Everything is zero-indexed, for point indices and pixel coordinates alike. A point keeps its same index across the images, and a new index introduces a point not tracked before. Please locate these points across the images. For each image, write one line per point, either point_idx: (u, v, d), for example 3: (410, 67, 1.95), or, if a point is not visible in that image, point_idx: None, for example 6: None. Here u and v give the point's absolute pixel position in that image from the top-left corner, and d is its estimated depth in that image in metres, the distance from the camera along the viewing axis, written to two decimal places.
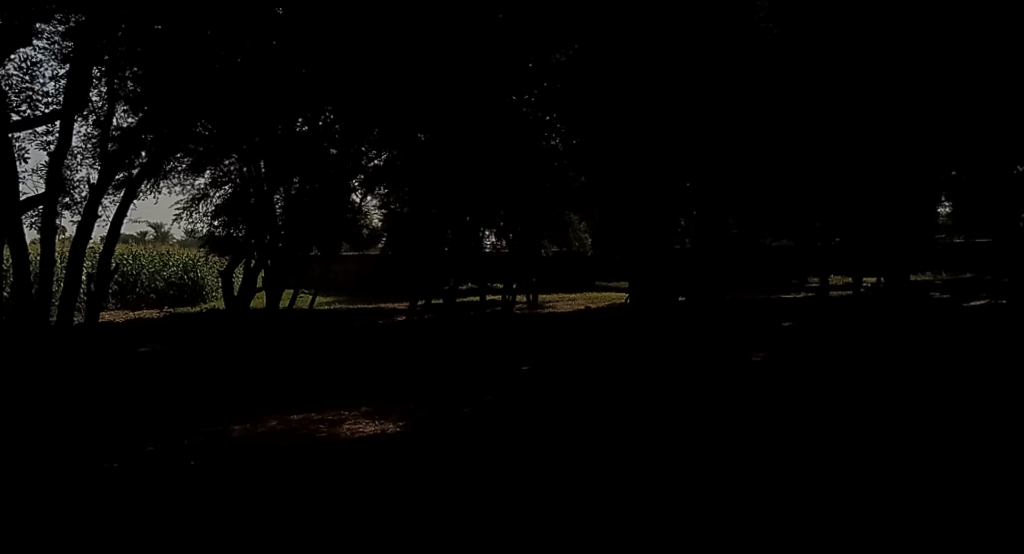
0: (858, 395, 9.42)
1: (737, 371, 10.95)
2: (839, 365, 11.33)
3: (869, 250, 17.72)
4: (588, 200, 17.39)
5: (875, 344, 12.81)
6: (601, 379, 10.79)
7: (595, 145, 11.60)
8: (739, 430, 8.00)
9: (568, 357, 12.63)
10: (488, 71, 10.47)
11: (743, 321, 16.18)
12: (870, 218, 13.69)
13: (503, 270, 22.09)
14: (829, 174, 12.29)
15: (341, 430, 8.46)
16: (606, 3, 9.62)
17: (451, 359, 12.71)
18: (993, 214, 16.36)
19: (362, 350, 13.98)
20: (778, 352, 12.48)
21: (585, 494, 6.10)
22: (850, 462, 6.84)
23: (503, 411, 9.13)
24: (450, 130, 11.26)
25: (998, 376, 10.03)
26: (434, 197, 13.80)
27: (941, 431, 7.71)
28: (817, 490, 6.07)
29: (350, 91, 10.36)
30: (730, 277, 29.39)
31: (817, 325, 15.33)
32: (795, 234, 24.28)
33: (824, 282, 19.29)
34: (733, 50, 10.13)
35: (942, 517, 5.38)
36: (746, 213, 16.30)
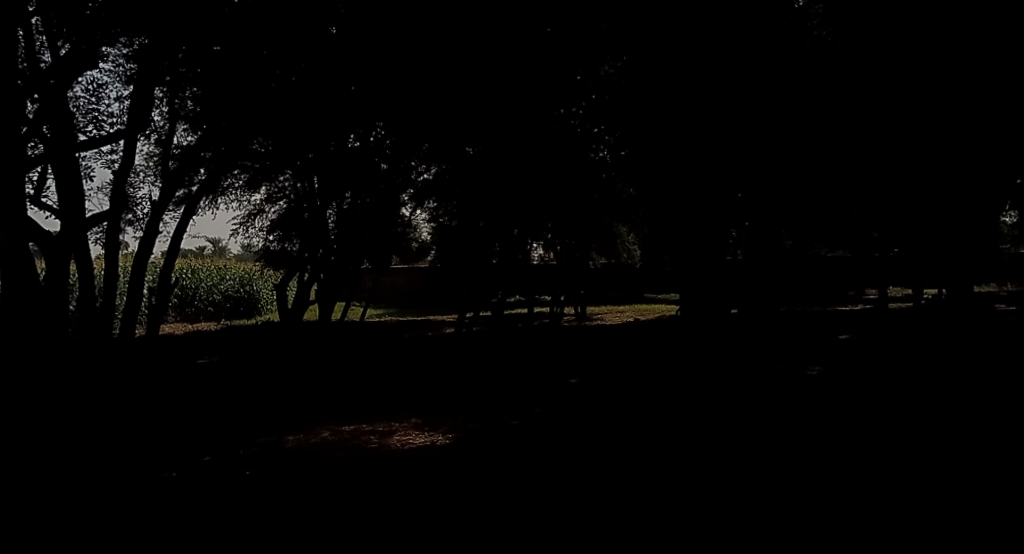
0: (914, 408, 9.17)
1: (790, 385, 10.72)
2: (897, 378, 11.00)
3: (930, 261, 17.18)
4: (637, 211, 17.24)
5: (935, 357, 12.40)
6: (652, 393, 10.66)
7: (643, 156, 11.56)
8: (791, 444, 7.84)
9: (617, 369, 12.53)
10: (537, 86, 10.50)
11: (797, 334, 15.81)
12: (929, 228, 13.27)
13: (551, 282, 22.10)
14: (886, 185, 11.94)
15: (391, 441, 8.53)
16: (652, 12, 9.59)
17: (500, 371, 12.72)
18: None
19: (412, 362, 14.09)
20: (834, 366, 12.15)
21: (636, 506, 6.07)
22: (905, 475, 6.69)
23: (552, 424, 9.10)
24: (498, 143, 11.30)
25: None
26: (482, 210, 13.84)
27: (1004, 446, 7.43)
28: (880, 508, 5.88)
29: (401, 107, 10.48)
30: (783, 289, 28.75)
31: (877, 338, 14.88)
32: (849, 243, 23.70)
33: (882, 294, 18.74)
34: (778, 57, 10.11)
35: (1006, 535, 5.22)
36: (799, 223, 15.97)
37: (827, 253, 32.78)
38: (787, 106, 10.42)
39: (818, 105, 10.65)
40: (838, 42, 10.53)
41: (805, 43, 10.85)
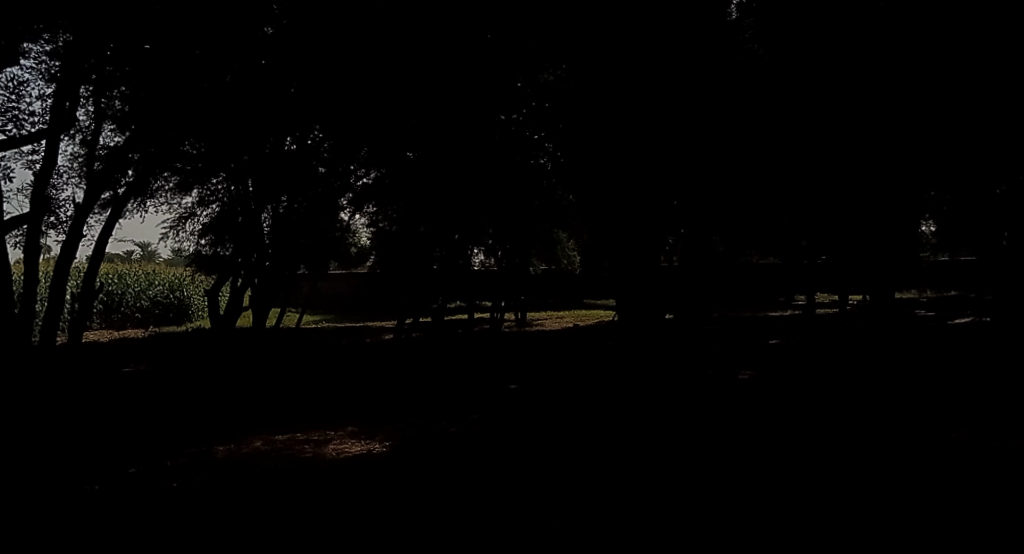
0: (841, 412, 9.46)
1: (722, 390, 10.96)
2: (824, 382, 11.36)
3: (855, 269, 17.82)
4: (576, 217, 17.38)
5: (859, 361, 12.84)
6: (589, 398, 10.74)
7: (582, 163, 11.68)
8: (724, 447, 8.00)
9: (555, 375, 12.60)
10: (478, 93, 10.48)
11: (730, 339, 16.18)
12: (855, 238, 13.75)
13: (491, 288, 22.15)
14: (814, 197, 12.33)
15: (326, 450, 8.39)
16: (592, 20, 9.69)
17: (439, 378, 12.66)
18: (977, 231, 16.41)
19: (350, 369, 13.90)
20: (765, 370, 12.47)
21: (574, 511, 6.12)
22: (833, 476, 6.91)
23: (490, 430, 9.09)
24: (438, 148, 11.26)
25: (969, 392, 10.14)
26: (423, 216, 13.75)
27: (924, 447, 7.74)
28: (809, 509, 6.05)
29: (338, 110, 10.39)
30: (716, 295, 29.42)
31: (804, 343, 15.36)
32: (779, 251, 24.45)
33: (810, 299, 19.36)
34: (714, 69, 10.33)
35: (923, 532, 5.45)
36: (732, 231, 16.36)
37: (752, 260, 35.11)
38: (722, 116, 10.61)
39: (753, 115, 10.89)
40: (770, 55, 10.82)
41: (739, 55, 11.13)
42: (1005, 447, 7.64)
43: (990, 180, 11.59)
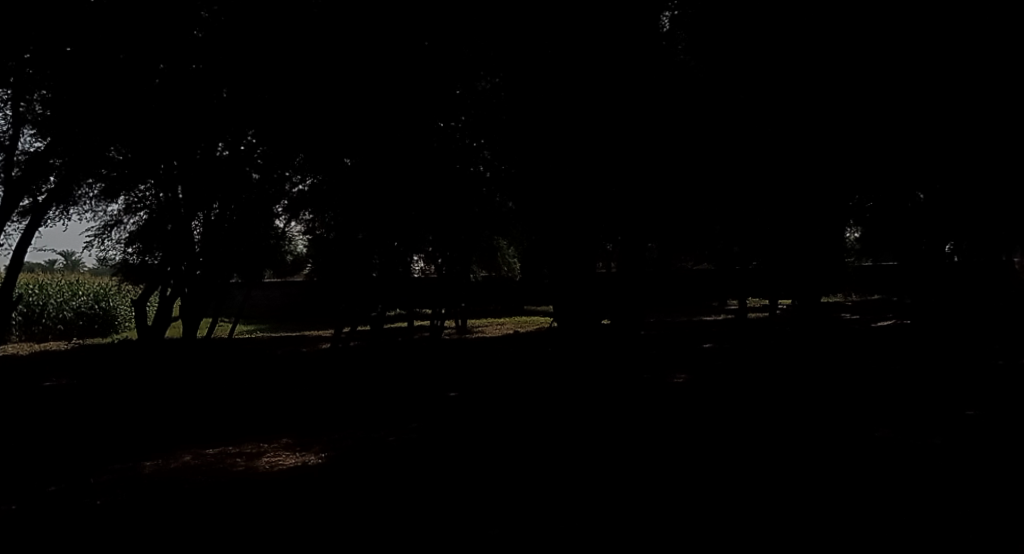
0: (773, 414, 9.71)
1: (659, 394, 11.14)
2: (756, 385, 11.65)
3: (784, 274, 18.34)
4: (515, 224, 17.43)
5: (789, 363, 13.22)
6: (528, 404, 10.78)
7: (520, 171, 11.74)
8: (660, 450, 8.13)
9: (494, 382, 12.62)
10: (416, 99, 10.42)
11: (666, 343, 16.46)
12: (783, 245, 14.14)
13: (431, 295, 22.05)
14: (745, 205, 12.64)
15: (259, 463, 8.22)
16: (527, 24, 9.76)
17: (377, 387, 12.52)
18: (897, 236, 17.09)
19: (286, 380, 13.63)
20: (700, 373, 12.74)
21: (511, 520, 6.13)
22: (764, 477, 7.08)
23: (428, 438, 9.04)
24: (377, 155, 11.16)
25: (892, 392, 10.53)
26: (360, 224, 13.53)
27: (850, 446, 8.00)
28: (742, 512, 6.17)
29: (274, 114, 10.24)
30: (653, 300, 29.91)
31: (737, 346, 15.74)
32: (713, 256, 24.96)
33: (742, 304, 19.83)
34: (650, 79, 10.50)
35: (847, 530, 5.65)
36: (667, 237, 16.66)
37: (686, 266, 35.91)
38: (660, 125, 10.74)
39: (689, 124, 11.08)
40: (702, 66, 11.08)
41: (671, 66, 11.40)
42: (925, 445, 7.94)
43: (911, 188, 12.07)
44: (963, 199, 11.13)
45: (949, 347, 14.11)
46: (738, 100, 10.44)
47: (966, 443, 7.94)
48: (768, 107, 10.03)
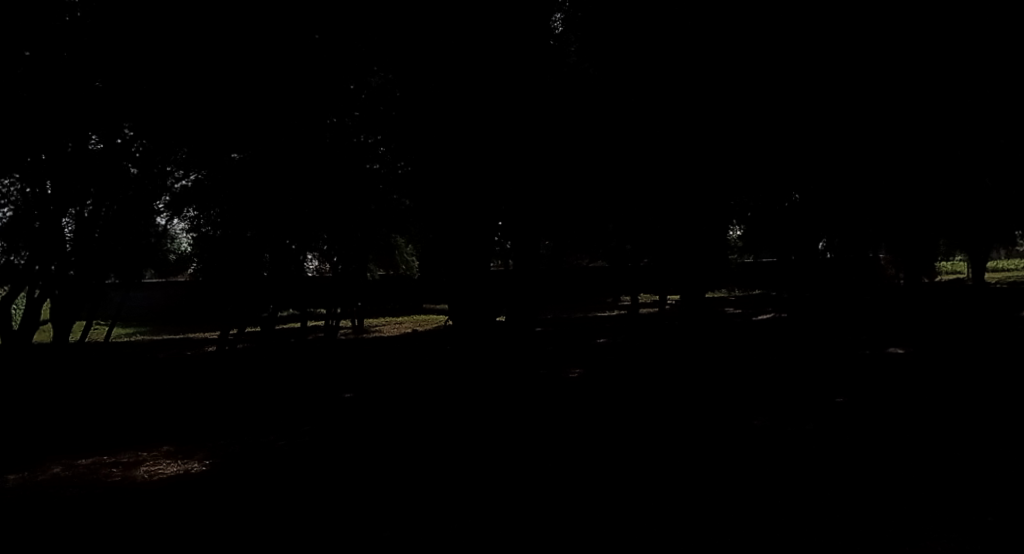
0: (662, 407, 10.04)
1: (554, 390, 11.32)
2: (646, 379, 12.02)
3: (673, 271, 19.03)
4: (412, 222, 17.24)
5: (676, 357, 13.74)
6: (424, 403, 10.72)
7: (418, 168, 11.65)
8: (553, 446, 8.26)
9: (390, 381, 12.48)
10: (307, 93, 10.17)
11: (562, 339, 16.74)
12: (673, 243, 14.62)
13: (326, 294, 21.61)
14: (635, 204, 13.00)
15: (138, 472, 7.81)
16: (418, 14, 9.62)
17: (268, 390, 12.16)
18: (777, 234, 18.04)
19: (170, 385, 13.03)
20: (594, 368, 13.05)
21: (402, 521, 6.09)
22: (652, 472, 7.32)
23: (321, 440, 8.84)
24: (267, 150, 10.83)
25: (771, 382, 11.11)
26: (249, 221, 13.09)
27: (733, 437, 8.38)
28: (629, 508, 6.36)
29: (155, 106, 9.75)
30: (548, 297, 30.34)
31: (629, 342, 16.21)
32: (606, 253, 25.56)
33: (635, 301, 20.35)
34: (542, 80, 10.63)
35: (727, 524, 5.90)
36: (562, 235, 16.95)
37: (582, 263, 36.55)
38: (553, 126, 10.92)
39: (582, 126, 11.28)
40: (594, 68, 11.33)
41: (564, 69, 11.56)
42: (801, 432, 8.40)
43: (789, 189, 12.73)
44: (834, 200, 11.84)
45: (823, 339, 15.02)
46: (628, 102, 10.74)
47: (836, 429, 8.47)
48: (656, 109, 10.34)
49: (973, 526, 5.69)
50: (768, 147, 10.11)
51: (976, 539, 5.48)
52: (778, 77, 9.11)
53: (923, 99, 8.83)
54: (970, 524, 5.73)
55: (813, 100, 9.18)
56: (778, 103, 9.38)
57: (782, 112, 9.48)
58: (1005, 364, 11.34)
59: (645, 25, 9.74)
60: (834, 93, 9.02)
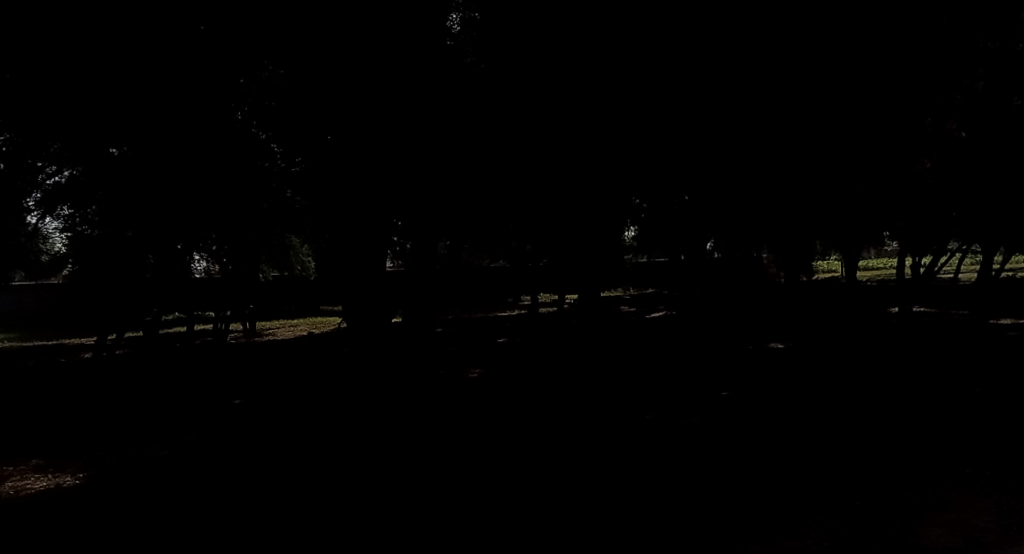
0: (556, 406, 10.20)
1: (452, 390, 11.31)
2: (543, 378, 12.19)
3: (571, 271, 19.37)
4: (307, 221, 16.82)
5: (573, 356, 14.00)
6: (318, 406, 10.49)
7: (312, 167, 11.39)
8: (448, 447, 8.25)
9: (283, 386, 12.14)
10: (192, 89, 9.76)
11: (462, 340, 16.76)
12: (570, 242, 14.86)
13: (215, 295, 20.79)
14: (531, 204, 13.16)
15: (2, 489, 7.28)
16: (311, 8, 9.38)
17: (152, 397, 11.59)
18: (669, 233, 18.66)
19: (41, 394, 12.21)
20: (493, 368, 13.11)
21: (291, 531, 5.93)
22: (544, 470, 7.43)
23: (207, 448, 8.51)
24: (149, 146, 10.33)
25: (661, 378, 11.49)
26: (131, 221, 12.45)
27: (623, 432, 8.62)
28: (524, 507, 6.44)
29: (23, 98, 9.12)
30: (449, 297, 30.29)
31: (529, 341, 16.39)
32: (507, 254, 25.75)
33: (534, 300, 20.60)
34: (437, 81, 10.59)
35: (615, 521, 6.07)
36: (462, 235, 16.95)
37: (482, 264, 36.67)
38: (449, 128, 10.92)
39: (478, 128, 11.31)
40: (490, 68, 11.38)
41: (461, 68, 11.55)
42: (689, 425, 8.72)
43: (679, 190, 13.20)
44: (720, 201, 12.35)
45: (710, 335, 15.65)
46: (525, 104, 10.85)
47: (720, 421, 8.85)
48: (551, 112, 10.50)
49: (843, 512, 6.07)
50: (657, 151, 10.45)
51: (848, 525, 5.84)
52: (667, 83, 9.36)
53: (797, 110, 9.35)
54: (841, 510, 6.10)
55: (700, 106, 9.50)
56: (667, 109, 9.65)
57: (672, 119, 9.77)
58: (874, 357, 12.15)
59: (540, 28, 9.87)
60: (714, 106, 9.50)
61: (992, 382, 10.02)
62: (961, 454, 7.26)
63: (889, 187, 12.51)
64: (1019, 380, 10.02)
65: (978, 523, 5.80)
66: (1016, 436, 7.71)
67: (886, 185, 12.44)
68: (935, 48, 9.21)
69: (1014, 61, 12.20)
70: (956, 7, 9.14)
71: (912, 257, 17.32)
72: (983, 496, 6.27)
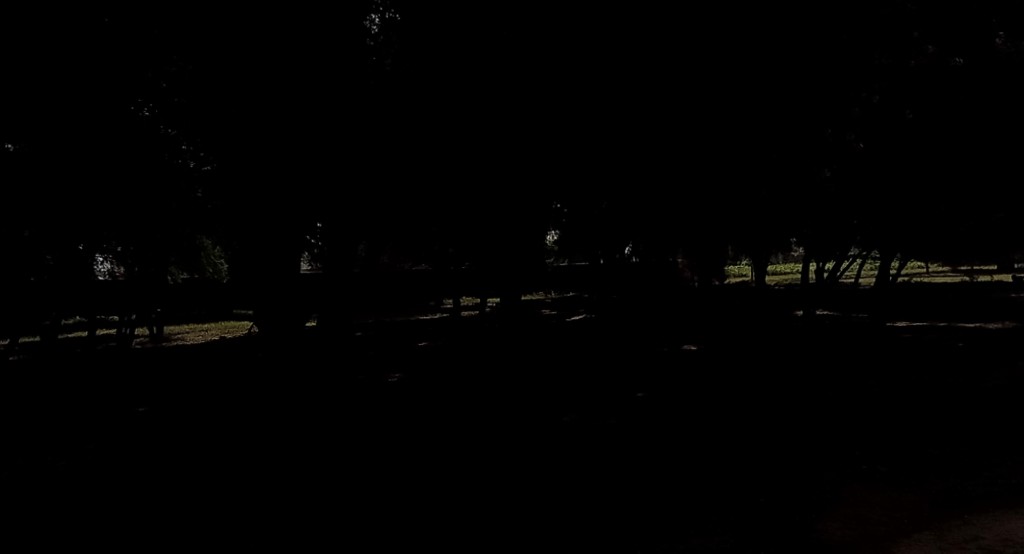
0: (472, 409, 10.17)
1: (368, 396, 11.14)
2: (461, 382, 12.14)
3: (493, 274, 19.41)
4: (219, 223, 16.32)
5: (492, 360, 14.01)
6: (228, 413, 10.17)
7: (225, 168, 11.07)
8: (360, 454, 8.13)
9: (192, 392, 11.72)
10: (93, 83, 9.33)
11: (382, 344, 16.57)
12: (491, 245, 14.89)
13: (121, 298, 19.91)
14: (450, 206, 13.10)
15: None
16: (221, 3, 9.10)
17: (49, 406, 11.00)
18: (588, 237, 18.95)
19: None
20: (412, 372, 13.00)
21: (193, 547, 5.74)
22: (457, 474, 7.42)
23: (107, 458, 8.14)
24: (45, 142, 9.82)
25: (577, 381, 11.62)
26: (26, 220, 11.80)
27: (538, 435, 8.68)
28: (429, 517, 6.33)
29: None
30: (370, 300, 29.93)
31: (450, 344, 16.33)
32: (429, 257, 25.60)
33: (455, 303, 20.54)
34: (353, 83, 10.44)
35: (527, 527, 6.11)
36: (382, 238, 16.76)
37: (404, 266, 36.40)
38: (365, 132, 10.79)
39: (395, 132, 11.20)
40: (408, 71, 11.26)
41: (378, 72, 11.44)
42: (603, 427, 8.84)
43: (596, 195, 13.39)
44: (635, 206, 12.60)
45: (627, 338, 15.95)
46: (443, 107, 10.79)
47: (633, 423, 9.01)
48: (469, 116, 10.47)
49: (747, 510, 6.26)
50: (574, 159, 10.56)
51: (752, 525, 6.00)
52: (580, 98, 9.55)
53: (708, 121, 9.60)
54: (745, 508, 6.30)
55: (612, 117, 9.71)
56: (580, 118, 9.81)
57: (590, 123, 9.90)
58: (781, 358, 12.62)
59: (456, 31, 9.78)
60: (628, 116, 9.66)
61: (887, 381, 10.55)
62: (857, 451, 7.61)
63: (795, 194, 13.02)
64: (912, 379, 10.59)
65: (873, 518, 6.06)
66: (908, 433, 8.12)
67: (791, 194, 12.96)
68: (836, 63, 9.64)
69: (907, 76, 12.89)
70: (854, 24, 9.59)
71: (817, 262, 18.08)
72: (877, 491, 6.57)
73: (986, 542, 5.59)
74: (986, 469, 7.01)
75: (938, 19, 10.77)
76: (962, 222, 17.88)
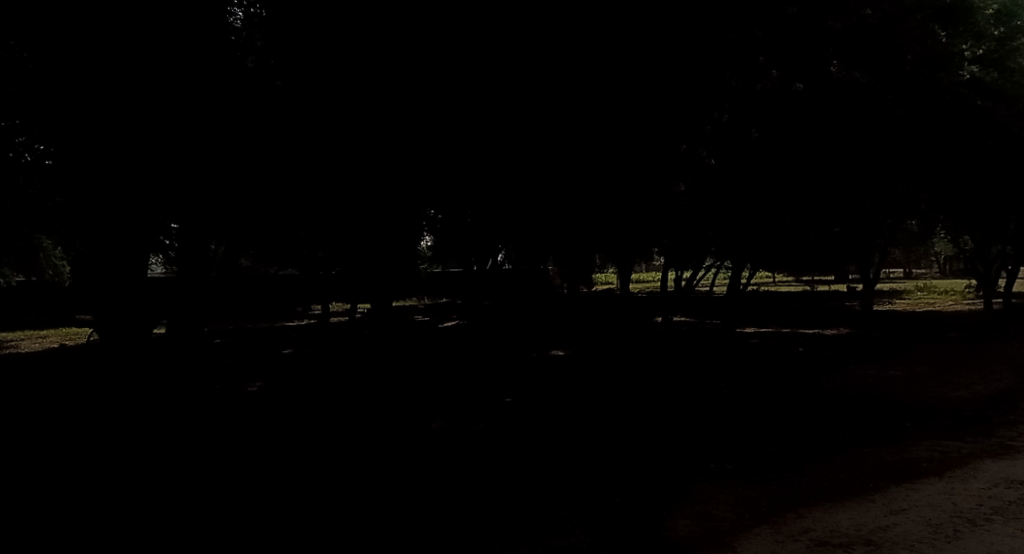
0: (333, 418, 9.91)
1: (223, 406, 10.60)
2: (323, 390, 11.80)
3: (362, 280, 19.03)
4: (61, 222, 15.12)
5: (358, 367, 13.72)
6: (65, 427, 9.41)
7: (67, 162, 10.27)
8: (210, 468, 7.72)
9: (23, 404, 10.75)
10: None
11: (242, 351, 15.83)
12: (360, 249, 14.61)
13: None
14: (316, 209, 12.75)
15: None
16: None
17: None
18: (460, 243, 18.96)
19: None
20: (272, 381, 12.51)
21: None
22: (314, 484, 7.20)
23: None
24: None
25: (443, 387, 11.56)
26: None
27: (401, 442, 8.56)
28: (283, 529, 6.10)
29: None
30: (234, 306, 28.64)
31: (315, 352, 15.85)
32: (297, 260, 24.79)
33: (324, 309, 19.99)
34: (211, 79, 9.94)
35: (384, 534, 6.00)
36: (244, 241, 16.05)
37: (270, 270, 35.05)
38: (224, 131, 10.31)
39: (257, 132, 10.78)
40: (272, 70, 10.86)
41: (241, 69, 10.96)
42: (466, 434, 8.83)
43: (466, 202, 13.42)
44: (504, 212, 12.71)
45: (496, 344, 16.05)
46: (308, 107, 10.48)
47: (498, 429, 9.05)
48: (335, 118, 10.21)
49: (603, 511, 6.43)
50: (441, 166, 10.53)
51: (606, 524, 6.18)
52: (448, 106, 9.53)
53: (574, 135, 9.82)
54: (601, 509, 6.47)
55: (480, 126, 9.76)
56: (448, 126, 9.80)
57: (452, 135, 9.94)
58: (641, 364, 13.09)
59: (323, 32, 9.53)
60: (496, 126, 9.75)
61: (737, 385, 11.18)
62: (706, 453, 7.98)
63: (656, 206, 13.56)
64: (758, 383, 11.24)
65: (718, 514, 6.37)
66: (752, 434, 8.60)
67: (652, 205, 13.50)
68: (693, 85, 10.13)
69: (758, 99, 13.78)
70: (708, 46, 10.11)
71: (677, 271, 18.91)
72: (722, 490, 6.91)
73: (816, 533, 6.00)
74: (819, 466, 7.53)
75: (784, 48, 11.57)
76: (807, 235, 19.24)
